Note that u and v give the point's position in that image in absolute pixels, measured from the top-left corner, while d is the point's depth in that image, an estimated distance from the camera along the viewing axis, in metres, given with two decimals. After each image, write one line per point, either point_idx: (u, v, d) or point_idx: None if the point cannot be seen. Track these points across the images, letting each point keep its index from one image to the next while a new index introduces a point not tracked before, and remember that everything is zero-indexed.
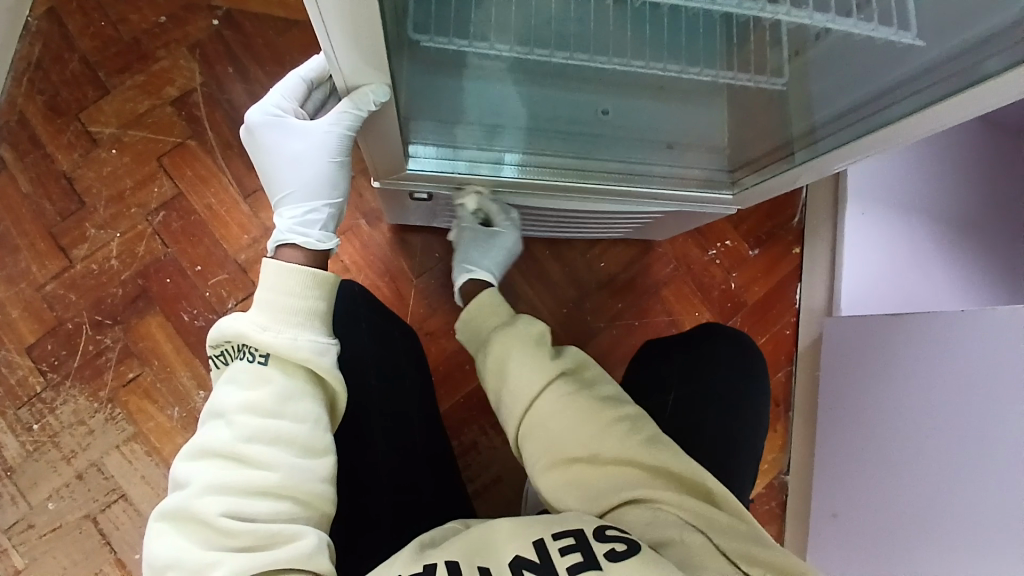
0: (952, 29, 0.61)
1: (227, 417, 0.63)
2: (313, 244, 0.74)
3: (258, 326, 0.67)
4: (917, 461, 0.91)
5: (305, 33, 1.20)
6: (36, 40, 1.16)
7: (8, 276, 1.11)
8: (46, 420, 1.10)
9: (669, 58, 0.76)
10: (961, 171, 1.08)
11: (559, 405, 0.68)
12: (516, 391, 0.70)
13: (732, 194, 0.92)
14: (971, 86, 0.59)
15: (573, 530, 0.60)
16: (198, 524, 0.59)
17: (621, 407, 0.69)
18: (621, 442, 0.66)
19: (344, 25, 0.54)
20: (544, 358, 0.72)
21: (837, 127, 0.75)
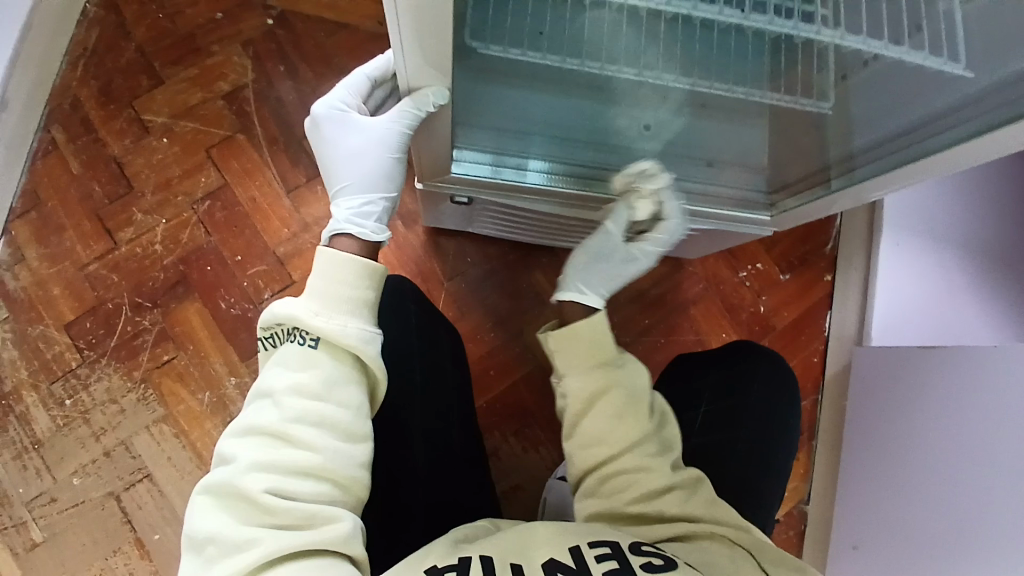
0: (994, 61, 0.62)
1: (275, 398, 0.65)
2: (367, 234, 0.76)
3: (311, 311, 0.69)
4: (936, 493, 0.92)
5: (354, 36, 1.22)
6: (95, 29, 1.20)
7: (53, 255, 1.15)
8: (79, 396, 1.12)
9: (714, 77, 0.77)
10: (998, 206, 1.09)
11: (634, 462, 0.69)
12: (600, 440, 0.70)
13: (770, 216, 0.94)
14: (1012, 122, 0.60)
15: (607, 542, 0.63)
16: (241, 500, 0.61)
17: (685, 467, 0.71)
18: (683, 501, 0.67)
19: (413, 28, 0.56)
20: (640, 410, 0.71)
21: (876, 155, 0.77)
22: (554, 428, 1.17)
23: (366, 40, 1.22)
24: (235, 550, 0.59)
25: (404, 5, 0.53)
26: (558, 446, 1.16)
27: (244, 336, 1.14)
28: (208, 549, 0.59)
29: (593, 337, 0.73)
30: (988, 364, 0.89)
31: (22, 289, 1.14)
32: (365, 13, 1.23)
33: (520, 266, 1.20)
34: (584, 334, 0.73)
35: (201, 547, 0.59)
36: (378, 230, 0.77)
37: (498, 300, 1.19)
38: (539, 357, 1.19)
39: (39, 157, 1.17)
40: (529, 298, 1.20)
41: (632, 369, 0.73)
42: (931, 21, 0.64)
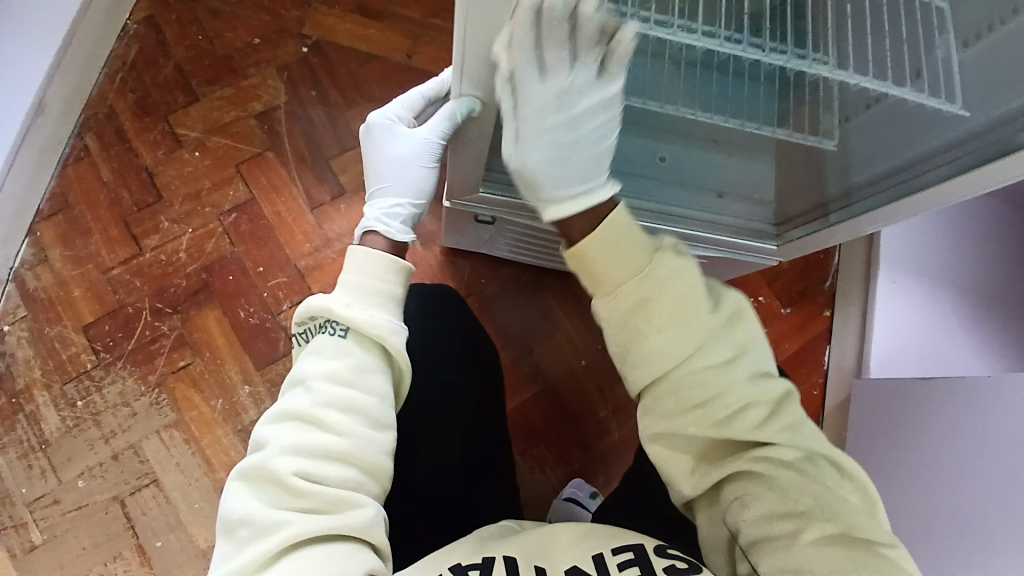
0: (991, 101, 0.68)
1: (308, 384, 0.68)
2: (393, 233, 0.82)
3: (343, 303, 0.73)
4: (941, 517, 0.94)
5: (384, 66, 1.29)
6: (134, 44, 1.26)
7: (77, 257, 1.18)
8: (91, 398, 1.13)
9: (731, 111, 0.81)
10: (985, 247, 1.17)
11: (704, 374, 0.59)
12: (662, 348, 0.59)
13: (777, 245, 1.02)
14: (1002, 155, 0.67)
15: (631, 546, 0.64)
16: (272, 483, 0.63)
17: (763, 381, 0.60)
18: (762, 423, 0.58)
19: (473, 41, 0.60)
20: (695, 311, 0.59)
21: (874, 189, 0.84)
22: (560, 449, 1.20)
23: (395, 70, 1.29)
24: (265, 532, 0.61)
25: (471, 25, 0.58)
26: (563, 466, 1.19)
27: (261, 344, 1.16)
28: (241, 531, 0.61)
29: (609, 243, 0.62)
30: (982, 392, 0.95)
31: (43, 288, 1.16)
32: (395, 46, 1.30)
33: (532, 289, 1.25)
34: (601, 241, 0.63)
35: (234, 528, 0.62)
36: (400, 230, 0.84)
37: (510, 320, 1.23)
38: (548, 377, 1.22)
39: (70, 161, 1.21)
40: (540, 320, 1.24)
41: (671, 262, 0.61)
42: (931, 65, 0.71)
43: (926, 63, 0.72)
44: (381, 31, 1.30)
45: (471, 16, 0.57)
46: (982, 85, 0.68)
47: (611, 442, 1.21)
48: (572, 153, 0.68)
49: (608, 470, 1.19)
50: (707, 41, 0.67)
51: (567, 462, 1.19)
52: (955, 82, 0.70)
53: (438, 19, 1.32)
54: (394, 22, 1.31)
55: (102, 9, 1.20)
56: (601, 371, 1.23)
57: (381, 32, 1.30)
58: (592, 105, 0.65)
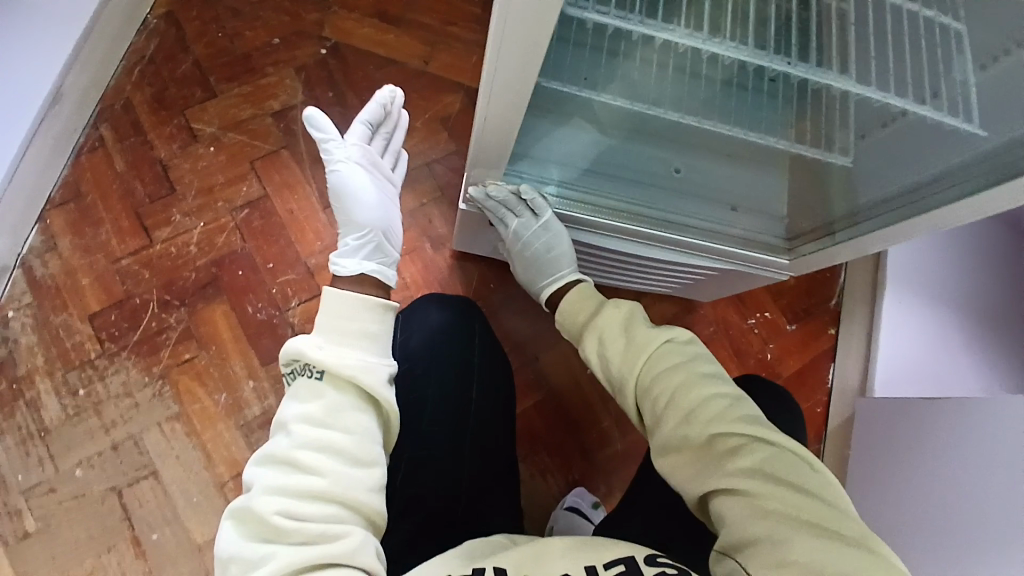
0: (1002, 126, 0.69)
1: (287, 428, 0.67)
2: (336, 270, 0.86)
3: (316, 346, 0.71)
4: (942, 533, 0.95)
5: (401, 72, 1.31)
6: (154, 38, 1.27)
7: (87, 245, 1.18)
8: (93, 388, 1.13)
9: (749, 124, 0.83)
10: (988, 271, 1.19)
11: (664, 376, 0.69)
12: (628, 357, 0.73)
13: (788, 261, 1.01)
14: (1007, 179, 0.69)
15: (622, 559, 0.62)
16: (256, 521, 0.62)
17: (720, 382, 0.69)
18: (719, 413, 0.65)
19: (511, 51, 0.62)
20: (638, 325, 0.75)
21: (881, 210, 0.86)
22: (561, 457, 1.20)
23: (412, 76, 1.31)
24: (252, 566, 0.61)
25: (512, 48, 0.61)
26: (564, 474, 1.19)
27: (267, 340, 1.16)
28: (231, 568, 0.61)
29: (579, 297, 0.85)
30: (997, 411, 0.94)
31: (50, 276, 1.16)
32: (413, 52, 1.32)
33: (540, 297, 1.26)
34: (570, 301, 0.86)
35: (224, 566, 0.62)
36: (349, 265, 0.86)
37: (516, 327, 1.24)
38: (551, 384, 1.23)
39: (85, 151, 1.22)
40: (546, 327, 1.25)
41: (616, 303, 0.79)
42: (948, 87, 0.73)
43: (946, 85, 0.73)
44: (399, 36, 1.32)
45: (512, 33, 0.60)
46: (997, 109, 0.70)
47: (612, 452, 1.21)
48: (539, 262, 0.95)
49: (607, 479, 1.20)
50: (740, 52, 0.69)
51: (569, 471, 1.20)
52: (972, 102, 0.71)
53: (456, 28, 1.34)
54: (412, 28, 1.32)
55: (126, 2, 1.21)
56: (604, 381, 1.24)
57: (399, 38, 1.32)
58: (534, 232, 0.93)
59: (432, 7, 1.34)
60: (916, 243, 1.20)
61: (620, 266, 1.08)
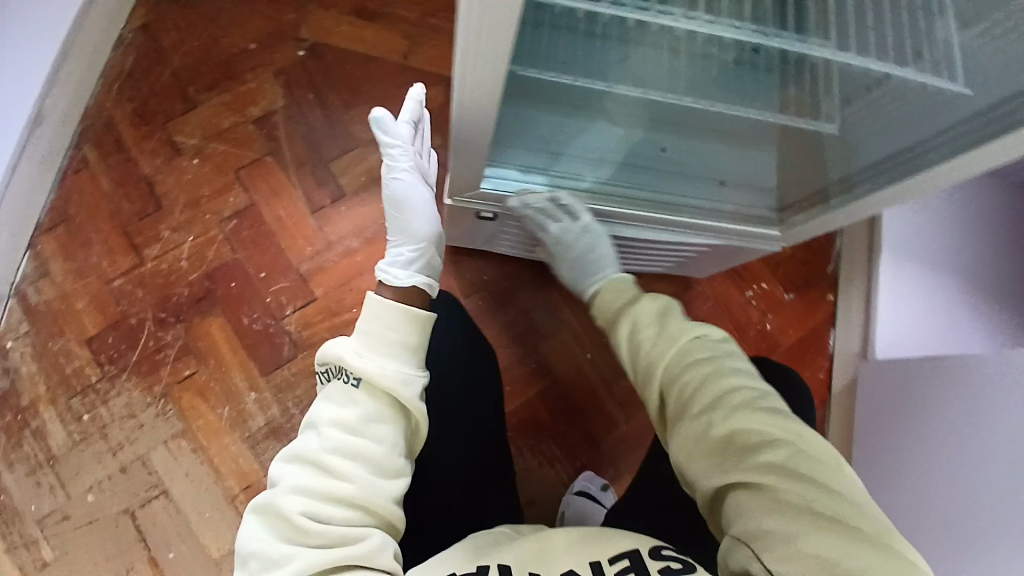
0: (994, 82, 0.67)
1: (319, 430, 0.67)
2: (395, 280, 0.83)
3: (354, 352, 0.71)
4: (957, 503, 0.93)
5: (382, 67, 1.28)
6: (131, 53, 1.25)
7: (80, 269, 1.18)
8: (98, 411, 1.13)
9: (733, 99, 0.81)
10: (987, 231, 1.16)
11: (690, 366, 0.66)
12: (654, 344, 0.69)
13: (779, 232, 1.00)
14: (1003, 134, 0.66)
15: (628, 552, 0.60)
16: (279, 520, 0.62)
17: (750, 380, 0.65)
18: (747, 407, 0.61)
19: (479, 45, 0.61)
20: (666, 315, 0.72)
21: (876, 174, 0.83)
22: (568, 445, 1.19)
23: (393, 71, 1.28)
24: (272, 566, 0.60)
25: (476, 31, 0.59)
26: (572, 462, 1.19)
27: (265, 350, 1.16)
28: (251, 564, 0.61)
29: (614, 291, 0.79)
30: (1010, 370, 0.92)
31: (47, 302, 1.16)
32: (393, 46, 1.29)
33: (537, 285, 1.24)
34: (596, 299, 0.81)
35: (245, 562, 0.61)
36: (401, 276, 0.84)
37: (514, 317, 1.23)
38: (554, 373, 1.22)
39: (70, 174, 1.21)
40: (544, 316, 1.24)
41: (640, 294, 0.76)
42: (931, 46, 0.70)
43: (928, 45, 0.70)
44: (378, 31, 1.30)
45: (478, 28, 0.58)
46: (987, 65, 0.68)
47: (619, 437, 1.21)
48: (582, 263, 0.88)
49: (617, 464, 1.19)
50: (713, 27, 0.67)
51: (576, 458, 1.19)
52: (956, 62, 0.69)
53: (435, 18, 1.31)
54: (391, 21, 1.30)
55: (101, 18, 1.20)
56: (605, 365, 1.23)
57: (378, 32, 1.30)
58: (578, 233, 0.89)
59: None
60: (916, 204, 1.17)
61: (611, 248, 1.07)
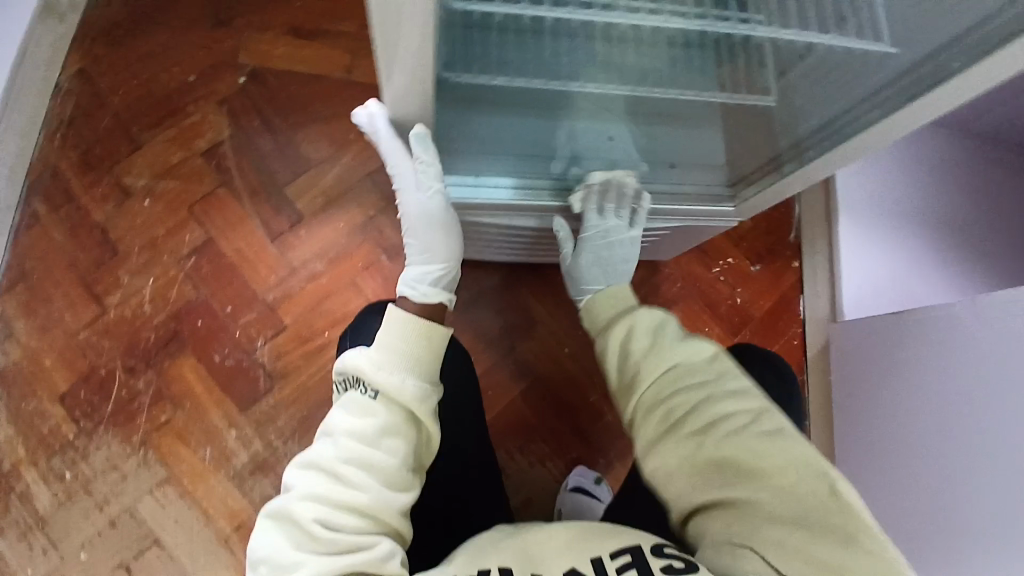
0: (921, 37, 0.67)
1: (336, 439, 0.67)
2: (425, 297, 0.87)
3: (373, 364, 0.72)
4: (948, 470, 0.94)
5: (325, 84, 1.26)
6: (68, 100, 1.23)
7: (43, 326, 1.15)
8: (79, 467, 1.11)
9: (667, 85, 0.80)
10: (932, 182, 1.21)
11: (678, 390, 0.67)
12: (644, 363, 0.70)
13: (733, 206, 1.01)
14: (939, 85, 0.68)
15: (629, 548, 0.59)
16: (291, 525, 0.62)
17: (741, 395, 0.64)
18: (733, 430, 0.62)
19: (399, 54, 0.59)
20: (659, 333, 0.72)
21: (823, 136, 0.84)
22: (558, 442, 1.18)
23: (337, 87, 1.27)
24: (280, 571, 0.60)
25: (395, 42, 0.57)
26: (564, 457, 1.18)
27: (241, 385, 1.14)
28: (259, 568, 0.61)
29: (610, 298, 0.85)
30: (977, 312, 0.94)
31: (14, 364, 1.13)
32: (334, 62, 1.27)
33: (508, 286, 1.23)
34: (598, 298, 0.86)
35: (254, 566, 0.61)
36: (429, 293, 0.87)
37: (489, 321, 1.21)
38: (535, 372, 1.21)
39: (22, 231, 1.18)
40: (519, 316, 1.22)
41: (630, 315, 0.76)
42: (853, 11, 0.69)
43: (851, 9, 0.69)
44: (317, 48, 1.28)
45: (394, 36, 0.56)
46: (913, 23, 0.67)
47: (607, 427, 1.20)
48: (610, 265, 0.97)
49: (609, 455, 1.18)
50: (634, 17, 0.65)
51: (568, 454, 1.18)
52: (879, 21, 0.68)
53: None
54: (329, 37, 1.28)
55: (32, 69, 1.17)
56: (586, 357, 1.22)
57: (317, 50, 1.28)
58: (625, 241, 0.97)
59: (345, 13, 1.30)
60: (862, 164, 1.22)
61: None
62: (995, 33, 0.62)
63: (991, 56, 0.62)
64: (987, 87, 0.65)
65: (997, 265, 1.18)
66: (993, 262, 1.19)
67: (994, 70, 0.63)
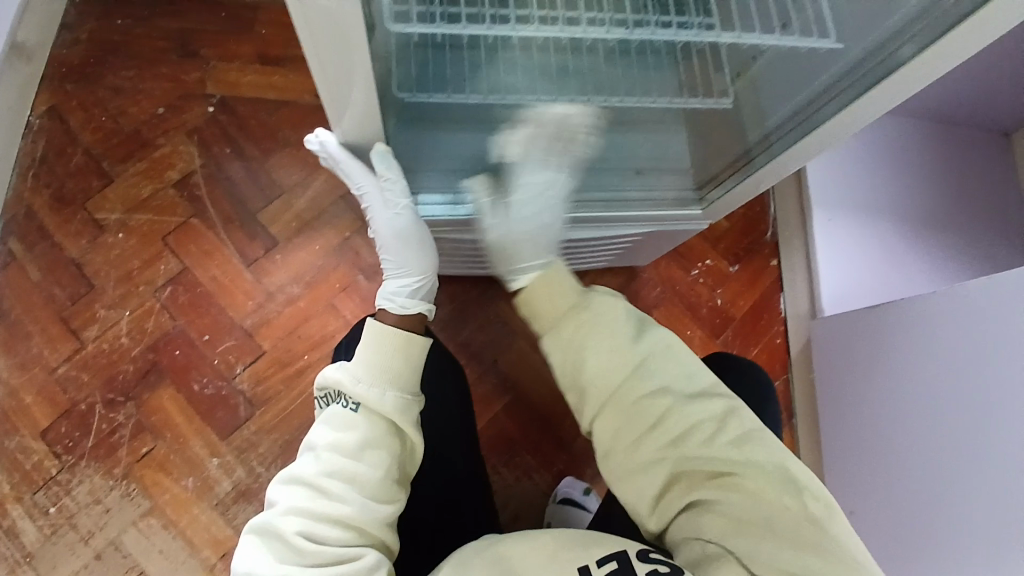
0: (862, 30, 0.66)
1: (317, 453, 0.66)
2: (398, 307, 0.85)
3: (353, 378, 0.71)
4: (929, 465, 0.95)
5: (295, 110, 1.28)
6: (41, 138, 1.23)
7: (22, 362, 1.14)
8: (63, 502, 1.09)
9: (623, 90, 0.81)
10: (906, 172, 1.21)
11: (643, 396, 0.63)
12: (603, 368, 0.65)
13: (702, 210, 0.97)
14: (883, 79, 0.65)
15: (615, 554, 0.58)
16: (275, 541, 0.61)
17: (706, 401, 0.64)
18: (702, 438, 0.62)
19: (333, 64, 0.60)
20: (620, 335, 0.66)
21: (789, 130, 0.79)
22: (544, 454, 1.18)
23: (306, 112, 1.28)
24: None
25: (327, 52, 0.59)
26: (550, 469, 1.17)
27: (221, 413, 1.14)
28: None
29: (548, 286, 0.69)
30: (951, 303, 0.94)
31: None
32: (302, 88, 1.29)
33: (485, 300, 1.23)
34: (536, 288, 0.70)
35: None
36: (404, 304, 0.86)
37: (470, 336, 1.21)
38: (518, 385, 1.20)
39: None
40: (499, 329, 1.22)
41: (595, 303, 0.67)
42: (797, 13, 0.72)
43: (795, 11, 0.72)
44: (285, 75, 1.29)
45: (325, 48, 0.58)
46: (855, 19, 0.67)
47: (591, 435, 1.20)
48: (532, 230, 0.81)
49: (595, 463, 1.18)
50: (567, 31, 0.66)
51: (553, 465, 1.18)
52: (826, 20, 0.69)
53: None
54: (296, 64, 1.29)
55: (4, 108, 1.17)
56: None
57: (286, 77, 1.29)
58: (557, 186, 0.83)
59: None
60: (834, 158, 1.21)
61: (592, 253, 1.08)
62: (938, 22, 0.59)
63: (925, 53, 0.60)
64: (930, 81, 0.63)
65: (972, 255, 1.19)
66: (966, 252, 1.19)
67: (941, 60, 0.60)
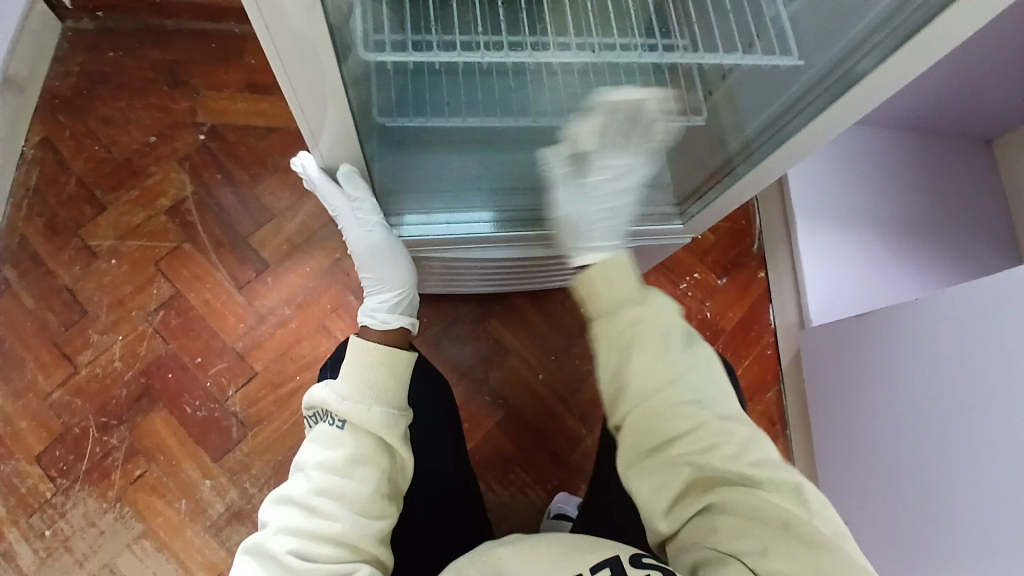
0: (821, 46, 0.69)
1: (307, 472, 0.68)
2: (378, 324, 0.87)
3: (338, 396, 0.72)
4: (918, 466, 0.97)
5: (283, 137, 1.31)
6: (35, 168, 1.26)
7: (16, 389, 1.15)
8: (58, 526, 1.09)
9: None
10: (884, 182, 1.24)
11: (676, 404, 0.64)
12: (643, 370, 0.65)
13: (682, 223, 1.00)
14: (846, 91, 0.68)
15: (606, 560, 0.57)
16: (268, 561, 0.62)
17: (734, 422, 0.64)
18: (724, 451, 0.61)
19: (306, 87, 0.63)
20: (670, 338, 0.67)
21: (763, 140, 0.81)
22: (537, 469, 1.19)
23: (294, 138, 1.31)
24: None
25: (301, 77, 0.61)
26: (543, 484, 1.18)
27: (213, 436, 1.15)
28: None
29: (610, 272, 0.71)
30: (935, 309, 0.95)
31: None
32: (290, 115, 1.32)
33: (475, 318, 1.25)
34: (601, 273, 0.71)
35: None
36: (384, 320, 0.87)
37: (461, 353, 1.23)
38: (509, 400, 1.21)
39: None
40: (490, 346, 1.24)
41: (648, 303, 0.68)
42: (761, 33, 0.74)
43: (759, 31, 0.75)
44: (274, 102, 1.33)
45: (298, 72, 0.60)
46: (815, 34, 0.70)
47: (583, 449, 1.21)
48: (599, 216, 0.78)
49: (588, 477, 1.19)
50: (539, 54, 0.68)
51: (547, 480, 1.18)
52: (787, 37, 0.72)
53: None
54: None
55: None
56: (557, 381, 1.24)
57: (275, 104, 1.33)
58: (628, 179, 0.78)
59: None
60: (816, 169, 1.23)
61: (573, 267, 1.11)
62: (897, 31, 0.62)
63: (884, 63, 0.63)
64: (891, 89, 0.66)
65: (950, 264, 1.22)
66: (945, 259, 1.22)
67: (896, 71, 0.64)
